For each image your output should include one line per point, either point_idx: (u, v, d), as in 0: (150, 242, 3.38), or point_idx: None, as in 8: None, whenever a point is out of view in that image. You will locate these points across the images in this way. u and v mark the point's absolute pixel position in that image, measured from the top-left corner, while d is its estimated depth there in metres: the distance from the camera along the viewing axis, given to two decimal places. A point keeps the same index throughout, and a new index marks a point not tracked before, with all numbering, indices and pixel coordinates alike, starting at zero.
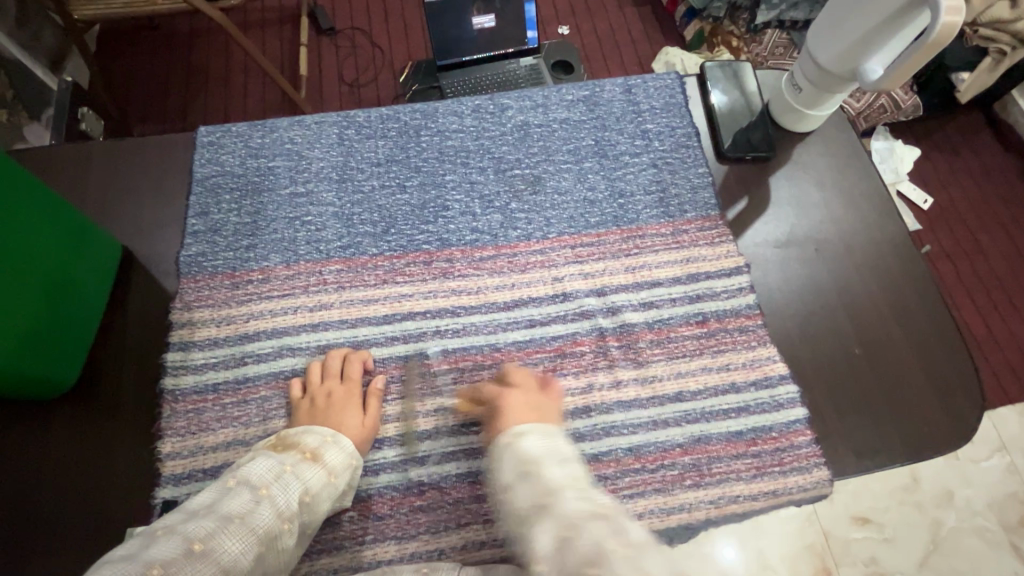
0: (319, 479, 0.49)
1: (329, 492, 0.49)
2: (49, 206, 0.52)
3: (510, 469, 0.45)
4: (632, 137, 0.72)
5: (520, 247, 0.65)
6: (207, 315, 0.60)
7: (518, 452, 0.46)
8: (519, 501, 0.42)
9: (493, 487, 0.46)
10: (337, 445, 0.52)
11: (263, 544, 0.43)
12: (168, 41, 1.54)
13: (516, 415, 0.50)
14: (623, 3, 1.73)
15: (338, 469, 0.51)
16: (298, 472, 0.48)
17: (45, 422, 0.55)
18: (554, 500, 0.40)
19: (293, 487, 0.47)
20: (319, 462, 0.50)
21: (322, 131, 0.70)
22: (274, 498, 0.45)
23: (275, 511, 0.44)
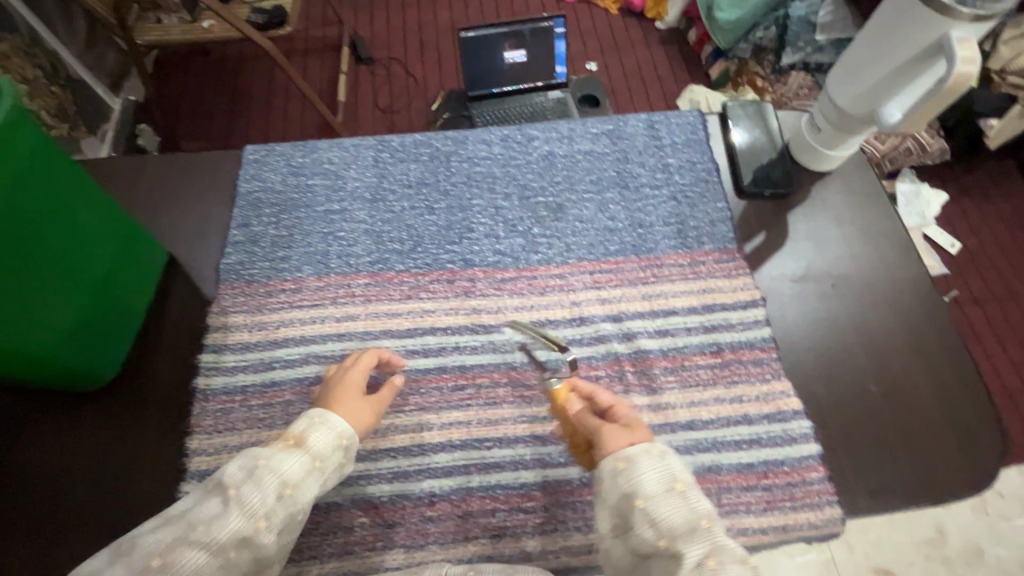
0: (299, 468, 0.45)
1: (314, 482, 0.46)
2: (103, 213, 0.56)
3: (659, 479, 0.42)
4: (653, 170, 0.75)
5: (540, 271, 0.67)
6: (242, 320, 0.63)
7: (666, 466, 0.43)
8: (666, 515, 0.41)
9: (623, 488, 0.43)
10: (324, 423, 0.49)
11: (234, 550, 0.40)
12: (217, 65, 1.65)
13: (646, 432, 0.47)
14: (650, 42, 1.79)
15: (326, 453, 0.48)
16: (276, 462, 0.45)
17: (82, 413, 0.59)
18: (712, 528, 0.40)
19: (272, 477, 0.44)
20: (304, 447, 0.47)
21: (359, 153, 0.74)
22: (246, 498, 0.42)
23: (251, 514, 0.41)
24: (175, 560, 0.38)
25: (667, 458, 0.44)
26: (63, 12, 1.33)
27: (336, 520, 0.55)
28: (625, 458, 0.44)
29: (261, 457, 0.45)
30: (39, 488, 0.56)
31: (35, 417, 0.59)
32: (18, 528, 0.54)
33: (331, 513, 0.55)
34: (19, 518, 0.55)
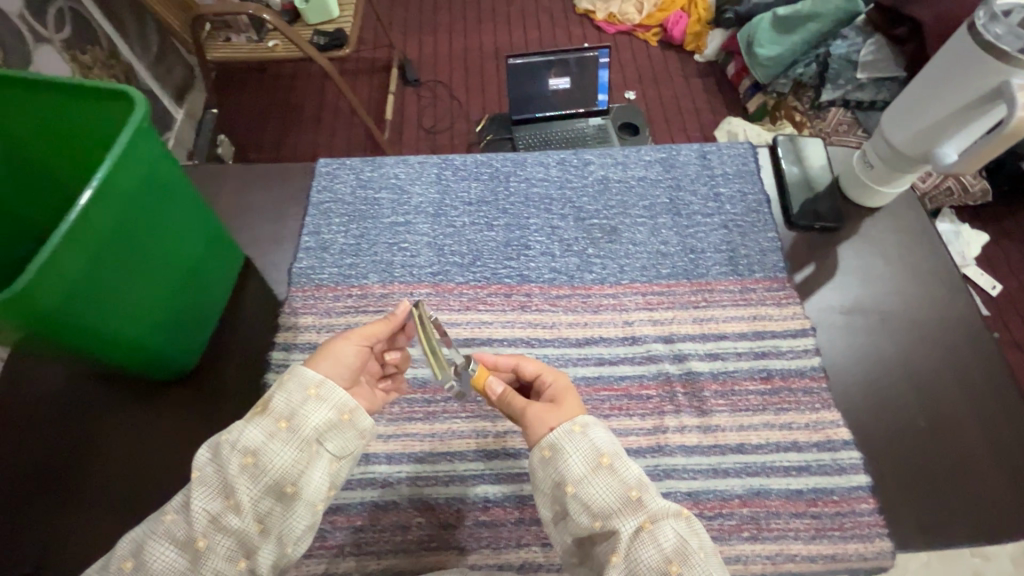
0: (262, 433, 0.44)
1: (282, 445, 0.44)
2: (199, 215, 0.60)
3: (583, 461, 0.46)
4: (704, 199, 0.77)
5: (594, 290, 0.70)
6: (310, 321, 0.67)
7: (589, 444, 0.47)
8: (598, 493, 0.45)
9: (553, 474, 0.46)
10: (288, 377, 0.47)
11: (202, 534, 0.41)
12: (274, 82, 1.74)
13: (574, 405, 0.50)
14: (689, 75, 1.84)
15: (293, 410, 0.46)
16: (239, 433, 0.45)
17: (161, 401, 0.63)
18: (643, 498, 0.44)
19: (231, 447, 0.44)
20: (267, 411, 0.45)
21: (423, 170, 0.79)
22: (209, 481, 0.43)
23: (217, 495, 0.43)
24: (145, 560, 0.41)
25: (589, 434, 0.47)
26: (140, 29, 1.42)
27: (394, 519, 0.57)
28: (550, 446, 0.47)
29: (222, 434, 0.45)
30: (119, 470, 0.59)
31: (119, 403, 0.63)
32: (95, 508, 0.58)
33: (389, 511, 0.57)
34: (100, 497, 0.58)
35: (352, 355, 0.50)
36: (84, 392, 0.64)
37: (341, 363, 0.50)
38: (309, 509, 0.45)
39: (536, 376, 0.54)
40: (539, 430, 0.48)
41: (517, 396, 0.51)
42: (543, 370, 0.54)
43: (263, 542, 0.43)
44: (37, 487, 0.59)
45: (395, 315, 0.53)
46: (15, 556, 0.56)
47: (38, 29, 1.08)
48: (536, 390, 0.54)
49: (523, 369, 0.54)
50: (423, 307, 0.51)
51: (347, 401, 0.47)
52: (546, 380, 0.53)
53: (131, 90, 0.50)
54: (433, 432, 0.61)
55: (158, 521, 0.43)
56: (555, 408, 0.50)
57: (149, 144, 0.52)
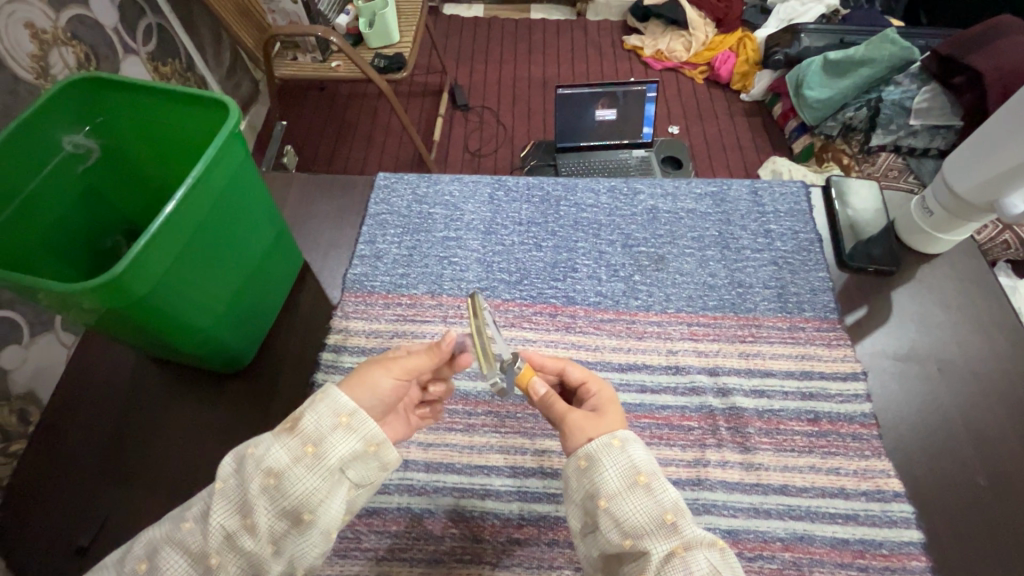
0: (287, 456, 0.43)
1: (307, 471, 0.43)
2: (268, 217, 0.64)
3: (620, 477, 0.46)
4: (754, 234, 0.77)
5: (639, 316, 0.70)
6: (361, 326, 0.69)
7: (628, 460, 0.46)
8: (631, 512, 0.44)
9: (586, 486, 0.46)
10: (320, 397, 0.45)
11: (215, 552, 0.41)
12: (331, 100, 1.84)
13: (615, 418, 0.50)
14: (735, 113, 1.85)
15: (321, 435, 0.44)
16: (266, 449, 0.44)
17: (217, 392, 0.66)
18: (677, 523, 0.44)
19: (254, 466, 0.42)
20: (296, 432, 0.44)
21: (476, 189, 0.81)
22: (230, 494, 0.42)
23: (236, 511, 0.42)
24: (159, 565, 0.42)
25: (628, 449, 0.47)
26: (216, 45, 1.52)
27: (429, 528, 0.57)
28: (586, 456, 0.47)
29: (249, 446, 0.44)
30: (173, 456, 0.62)
31: (178, 393, 0.67)
32: (147, 493, 0.60)
33: (424, 520, 0.58)
34: (154, 482, 0.61)
35: (387, 389, 0.48)
36: (148, 383, 0.68)
37: (376, 396, 0.48)
38: (324, 536, 0.44)
39: (581, 382, 0.55)
40: (577, 439, 0.49)
41: (559, 400, 0.51)
42: (588, 378, 0.55)
43: (272, 560, 0.42)
44: (99, 469, 0.62)
45: (440, 349, 0.50)
46: (74, 533, 0.59)
47: (128, 41, 1.16)
48: (580, 397, 0.55)
49: (568, 374, 0.55)
50: (478, 296, 0.50)
51: (376, 434, 0.46)
52: (591, 388, 0.54)
53: (227, 99, 0.54)
54: (472, 445, 0.61)
55: (177, 529, 0.43)
56: (596, 419, 0.50)
57: (236, 148, 0.56)
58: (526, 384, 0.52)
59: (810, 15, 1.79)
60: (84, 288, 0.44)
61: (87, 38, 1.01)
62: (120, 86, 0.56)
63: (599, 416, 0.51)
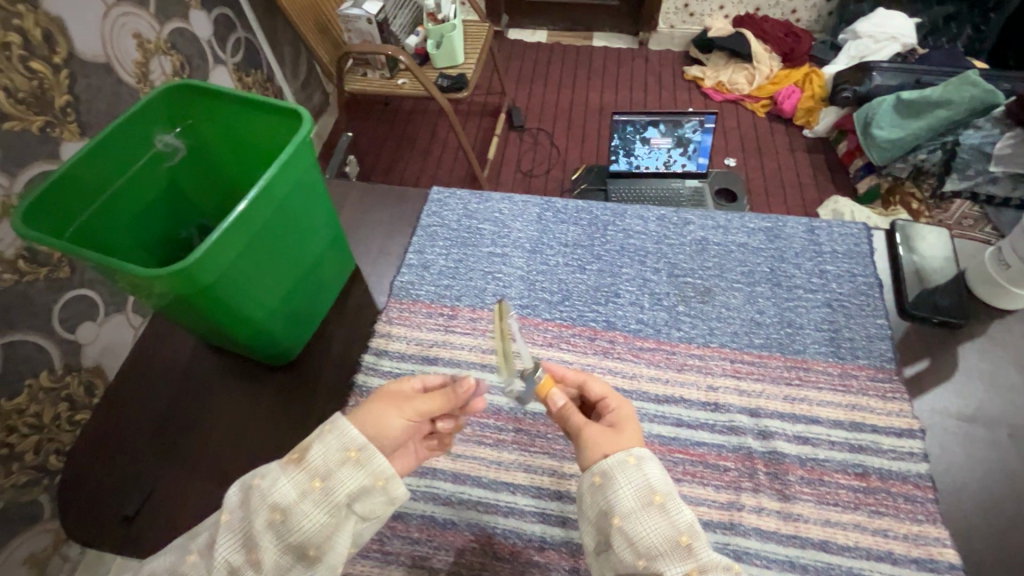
0: (294, 490, 0.43)
1: (313, 505, 0.43)
2: (326, 221, 0.67)
3: (634, 496, 0.45)
4: (809, 274, 0.74)
5: (680, 348, 0.68)
6: (402, 332, 0.71)
7: (643, 479, 0.45)
8: (645, 534, 0.43)
9: (600, 504, 0.46)
10: (329, 429, 0.45)
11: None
12: (394, 115, 1.93)
13: (633, 434, 0.49)
14: (795, 149, 1.81)
15: (329, 469, 0.44)
16: (273, 482, 0.43)
17: (263, 384, 0.70)
18: (694, 546, 0.43)
19: (259, 500, 0.42)
20: (303, 464, 0.44)
21: (525, 209, 0.83)
22: (236, 527, 0.42)
23: (241, 546, 0.42)
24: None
25: (643, 468, 0.46)
26: (294, 60, 1.63)
27: (450, 539, 0.57)
28: (602, 473, 0.46)
29: (256, 477, 0.44)
30: (217, 440, 0.66)
31: (228, 380, 0.70)
32: (190, 473, 0.64)
33: (446, 530, 0.58)
34: (197, 463, 0.64)
35: (397, 430, 0.48)
36: (203, 367, 0.72)
37: (384, 434, 0.47)
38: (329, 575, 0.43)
39: (602, 397, 0.54)
40: (593, 454, 0.48)
41: (577, 413, 0.51)
42: (609, 395, 0.55)
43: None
44: (152, 444, 0.66)
45: (456, 396, 0.49)
46: (122, 502, 0.63)
47: (219, 54, 1.27)
48: (599, 412, 0.54)
49: (590, 389, 0.55)
50: (507, 304, 0.53)
51: (384, 468, 0.46)
52: (610, 404, 0.53)
53: (302, 109, 0.57)
54: (500, 460, 0.62)
55: (181, 560, 0.43)
56: (613, 434, 0.49)
57: (305, 155, 0.60)
58: (545, 395, 0.52)
59: (886, 49, 1.73)
60: (160, 274, 0.48)
61: (184, 49, 1.12)
62: (210, 92, 0.62)
63: (616, 431, 0.50)
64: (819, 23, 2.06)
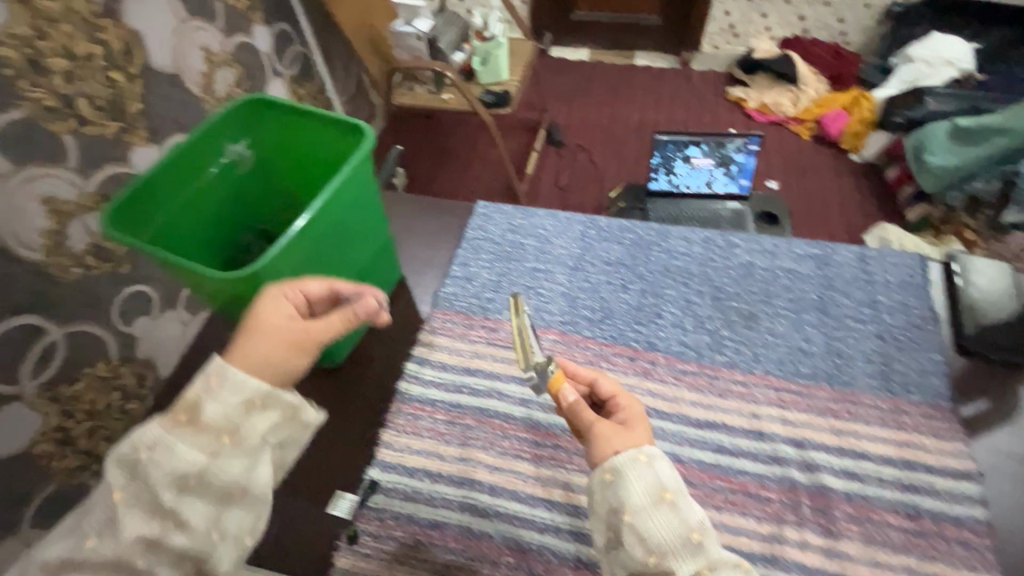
0: (201, 454, 0.40)
1: (228, 458, 0.41)
2: (378, 233, 0.70)
3: (645, 494, 0.45)
4: (859, 303, 0.72)
5: (723, 373, 0.67)
6: (444, 342, 0.72)
7: (654, 476, 0.46)
8: (656, 531, 0.44)
9: (610, 500, 0.46)
10: (219, 385, 0.43)
11: (139, 554, 0.39)
12: (435, 128, 1.98)
13: (644, 433, 0.49)
14: (841, 175, 1.77)
15: (232, 421, 0.42)
16: (169, 450, 0.40)
17: (309, 385, 0.72)
18: (704, 542, 0.44)
19: (157, 471, 0.39)
20: (202, 426, 0.41)
21: (569, 226, 0.83)
22: (140, 499, 0.39)
23: (152, 516, 0.39)
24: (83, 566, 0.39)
25: (655, 466, 0.46)
26: (344, 72, 1.70)
27: (485, 551, 0.58)
28: (612, 469, 0.46)
29: (141, 447, 0.40)
30: None
31: None
32: None
33: (482, 542, 0.58)
34: None
35: (284, 356, 0.46)
36: None
37: (272, 363, 0.45)
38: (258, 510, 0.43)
39: (612, 395, 0.53)
40: (605, 450, 0.47)
41: (588, 409, 0.50)
42: (619, 393, 0.53)
43: (217, 546, 0.40)
44: None
45: (355, 315, 0.49)
46: None
47: (278, 66, 1.33)
48: (608, 411, 0.53)
49: (601, 386, 0.53)
50: (518, 296, 0.55)
51: (289, 400, 0.45)
52: (620, 402, 0.52)
53: (366, 126, 0.60)
54: (537, 475, 0.62)
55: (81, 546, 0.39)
56: (625, 431, 0.49)
57: (365, 170, 0.62)
58: (556, 392, 0.51)
59: (942, 75, 1.66)
60: (230, 277, 0.51)
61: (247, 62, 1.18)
62: (280, 107, 0.65)
63: (627, 429, 0.49)
64: (870, 46, 2.02)
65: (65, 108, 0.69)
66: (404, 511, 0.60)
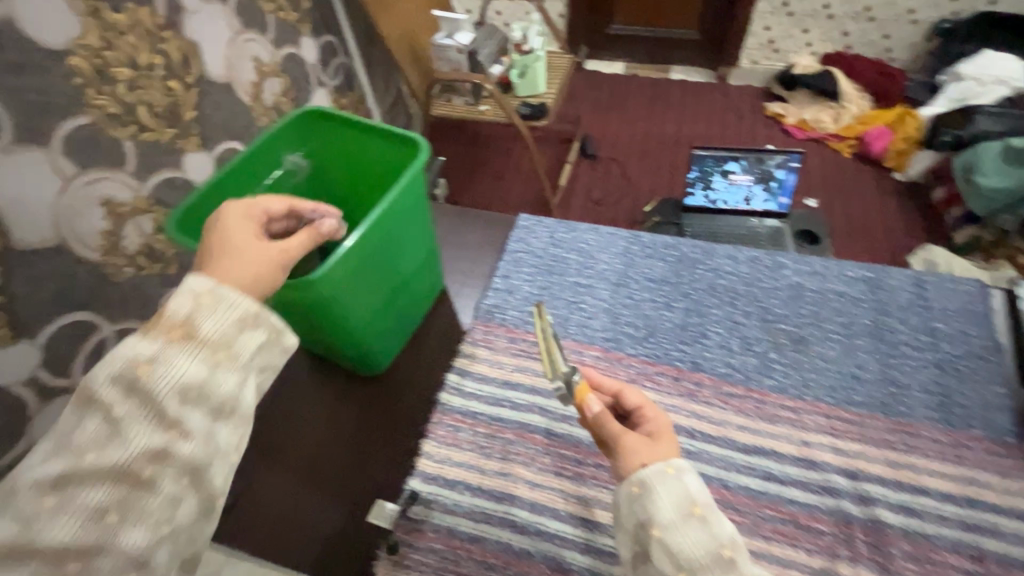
0: (202, 366, 0.39)
1: (227, 372, 0.41)
2: (425, 243, 0.71)
3: (674, 507, 0.43)
4: (915, 330, 0.70)
5: (771, 398, 0.65)
6: (485, 354, 0.72)
7: (683, 489, 0.44)
8: (687, 546, 0.42)
9: (638, 514, 0.44)
10: (215, 301, 0.41)
11: (146, 464, 0.37)
12: (470, 139, 2.00)
13: (670, 447, 0.48)
14: (884, 194, 1.72)
15: (229, 338, 0.41)
16: (168, 364, 0.38)
17: (352, 392, 0.73)
18: (735, 559, 0.42)
19: (162, 381, 0.38)
20: (199, 341, 0.40)
21: (612, 241, 0.83)
22: (140, 417, 0.37)
23: (152, 433, 0.37)
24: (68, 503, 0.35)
25: (683, 479, 0.44)
26: (384, 83, 1.73)
27: (525, 570, 0.57)
28: (640, 482, 0.44)
29: (141, 367, 0.38)
30: (307, 443, 0.69)
31: (319, 386, 0.74)
32: (281, 471, 0.67)
33: (522, 559, 0.58)
34: (289, 462, 0.68)
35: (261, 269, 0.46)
36: (298, 371, 0.76)
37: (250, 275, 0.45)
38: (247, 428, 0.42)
39: (637, 407, 0.52)
40: (631, 462, 0.46)
41: (614, 421, 0.48)
42: (645, 405, 0.53)
43: (216, 458, 0.40)
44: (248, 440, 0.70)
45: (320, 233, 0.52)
46: None
47: (322, 77, 1.36)
48: (634, 423, 0.52)
49: (626, 398, 0.53)
50: (541, 307, 0.52)
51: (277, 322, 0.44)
52: (647, 414, 0.51)
53: (421, 139, 0.62)
54: (578, 494, 0.61)
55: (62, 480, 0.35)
56: (650, 444, 0.47)
57: (417, 181, 0.64)
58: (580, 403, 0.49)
59: (994, 92, 1.59)
60: None
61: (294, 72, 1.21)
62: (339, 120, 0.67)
63: (653, 442, 0.48)
64: (916, 63, 1.97)
65: (127, 116, 0.69)
66: (444, 523, 0.60)
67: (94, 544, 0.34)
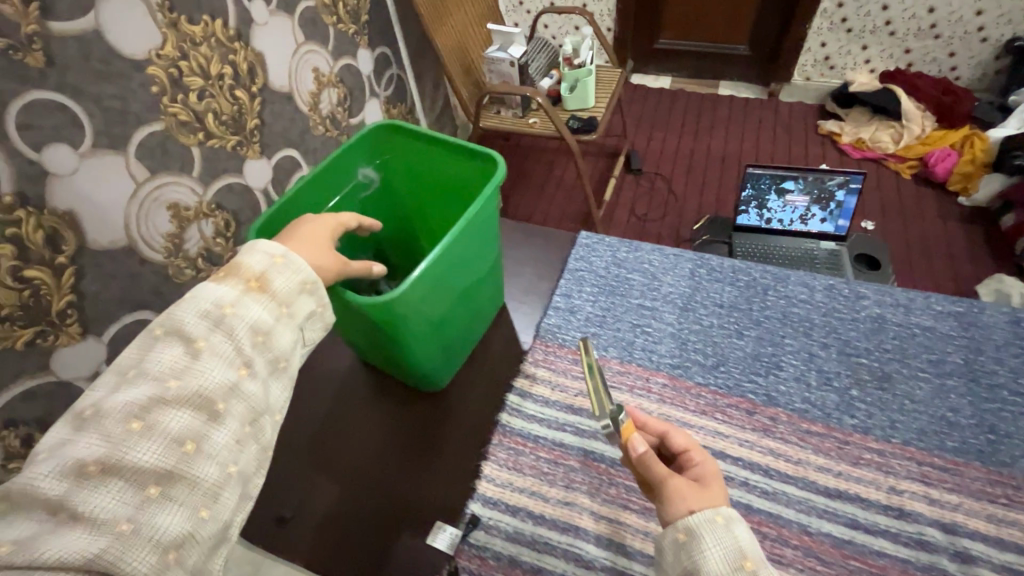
0: (268, 314, 0.44)
1: (286, 325, 0.45)
2: (490, 261, 0.71)
3: (723, 559, 0.39)
4: (1014, 372, 0.65)
5: (855, 439, 0.61)
6: (547, 376, 0.70)
7: (734, 542, 0.40)
8: None
9: (684, 563, 0.41)
10: (285, 262, 0.47)
11: (221, 397, 0.40)
12: (513, 151, 2.00)
13: (720, 494, 0.44)
14: (949, 219, 1.63)
15: (290, 297, 0.46)
16: (242, 305, 0.43)
17: (411, 407, 0.73)
18: None
19: (240, 321, 0.43)
20: (267, 293, 0.45)
21: (678, 263, 0.80)
22: (218, 352, 0.41)
23: (229, 368, 0.41)
24: (154, 425, 0.36)
25: (733, 529, 0.41)
26: (432, 95, 1.75)
27: None
28: (687, 528, 0.42)
29: (224, 306, 0.42)
30: (365, 457, 0.69)
31: (377, 400, 0.74)
32: (339, 485, 0.67)
33: None
34: (346, 477, 0.67)
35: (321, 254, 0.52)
36: (358, 385, 0.76)
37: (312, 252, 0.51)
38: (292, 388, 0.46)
39: (683, 450, 0.50)
40: (677, 506, 0.43)
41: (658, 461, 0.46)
42: (692, 448, 0.50)
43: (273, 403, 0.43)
44: (307, 452, 0.70)
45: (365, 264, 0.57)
46: (275, 504, 0.66)
47: (376, 87, 1.38)
48: (680, 466, 0.49)
49: (672, 439, 0.50)
50: (587, 341, 0.53)
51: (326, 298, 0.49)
52: (694, 458, 0.48)
53: (500, 157, 0.62)
54: (647, 530, 0.58)
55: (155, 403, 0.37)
56: (700, 490, 0.44)
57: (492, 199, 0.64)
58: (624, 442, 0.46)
59: None
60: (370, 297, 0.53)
61: None
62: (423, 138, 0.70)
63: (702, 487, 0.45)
64: (984, 82, 1.88)
65: (197, 123, 0.71)
66: (506, 552, 0.58)
67: (174, 470, 0.36)
